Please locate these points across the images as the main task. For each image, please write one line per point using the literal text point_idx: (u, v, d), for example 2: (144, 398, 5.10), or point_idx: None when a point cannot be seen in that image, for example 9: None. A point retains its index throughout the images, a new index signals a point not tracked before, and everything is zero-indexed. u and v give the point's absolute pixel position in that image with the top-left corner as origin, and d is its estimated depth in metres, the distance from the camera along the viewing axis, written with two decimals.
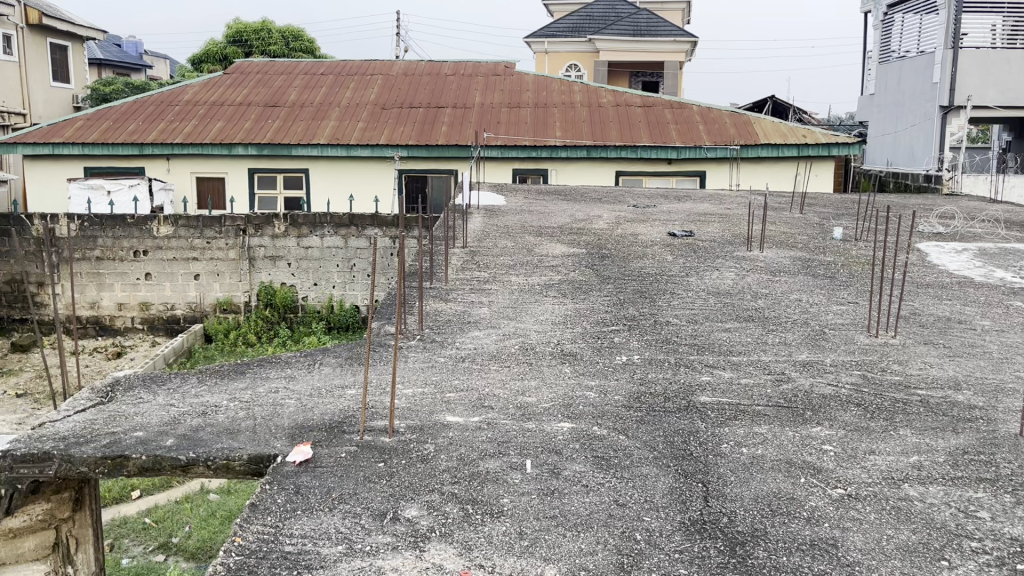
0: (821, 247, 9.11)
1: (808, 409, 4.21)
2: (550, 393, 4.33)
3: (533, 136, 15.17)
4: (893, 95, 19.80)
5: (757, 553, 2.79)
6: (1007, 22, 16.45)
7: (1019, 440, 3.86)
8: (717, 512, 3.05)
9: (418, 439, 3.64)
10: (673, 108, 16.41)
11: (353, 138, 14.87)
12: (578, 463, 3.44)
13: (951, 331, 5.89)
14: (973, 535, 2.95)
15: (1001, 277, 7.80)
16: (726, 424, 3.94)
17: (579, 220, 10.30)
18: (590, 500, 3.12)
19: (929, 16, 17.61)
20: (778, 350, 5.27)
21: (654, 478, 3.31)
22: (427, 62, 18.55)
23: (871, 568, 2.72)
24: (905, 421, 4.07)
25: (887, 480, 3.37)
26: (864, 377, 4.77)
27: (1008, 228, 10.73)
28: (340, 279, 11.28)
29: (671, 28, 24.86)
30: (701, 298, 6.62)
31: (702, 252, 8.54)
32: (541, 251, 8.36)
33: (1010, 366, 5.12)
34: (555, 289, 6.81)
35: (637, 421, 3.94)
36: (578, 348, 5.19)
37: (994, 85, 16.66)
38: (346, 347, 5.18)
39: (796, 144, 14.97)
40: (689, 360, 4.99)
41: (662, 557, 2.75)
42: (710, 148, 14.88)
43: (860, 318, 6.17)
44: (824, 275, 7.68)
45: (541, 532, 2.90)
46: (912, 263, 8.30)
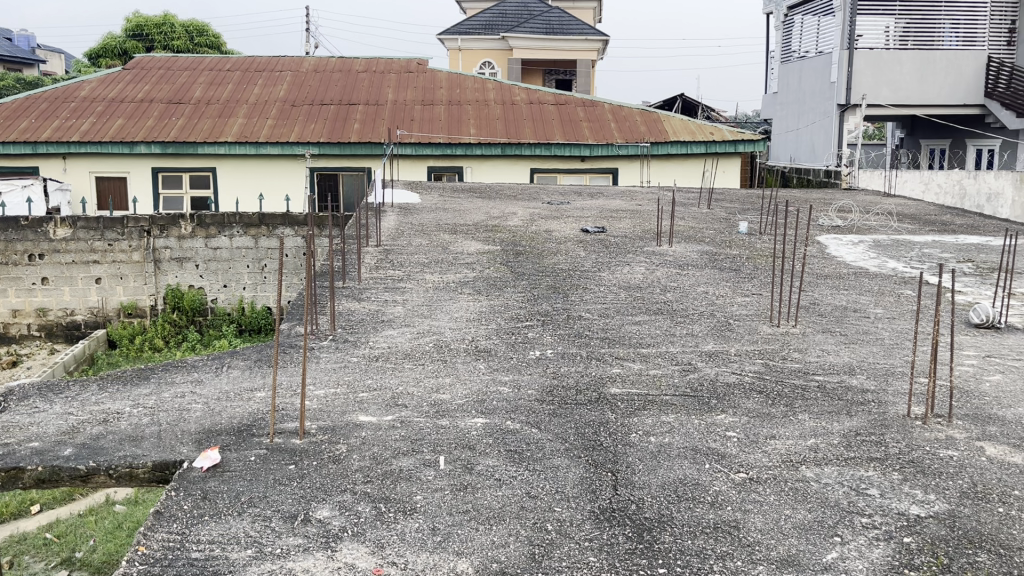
0: (726, 241, 9.40)
1: (714, 397, 4.37)
2: (464, 390, 4.36)
3: (448, 133, 15.17)
4: (794, 93, 20.55)
5: (663, 537, 2.88)
6: (899, 24, 17.35)
7: (907, 421, 4.07)
8: (626, 500, 3.14)
9: (330, 439, 3.62)
10: (585, 106, 16.64)
11: (263, 136, 14.56)
12: (492, 458, 3.48)
13: (847, 319, 6.18)
14: (863, 511, 3.12)
15: (894, 267, 8.21)
16: (635, 415, 4.05)
17: (494, 217, 10.34)
18: (503, 493, 3.17)
19: (827, 18, 18.35)
20: (685, 341, 5.43)
21: (565, 469, 3.38)
22: (337, 58, 18.32)
23: (769, 547, 2.85)
24: (804, 407, 4.26)
25: (785, 463, 3.53)
26: (766, 366, 4.96)
27: (900, 220, 11.30)
28: (251, 280, 11.06)
29: (582, 27, 25.18)
30: (613, 292, 6.75)
31: (614, 247, 8.71)
32: (455, 249, 8.36)
33: (900, 351, 5.40)
34: (470, 286, 6.83)
35: (551, 414, 4.01)
36: (492, 344, 5.23)
37: (887, 84, 17.53)
38: (254, 349, 5.09)
39: (704, 142, 15.40)
40: (599, 353, 5.10)
41: (572, 546, 2.81)
42: (621, 146, 15.17)
43: (763, 309, 6.41)
44: (730, 268, 7.94)
45: (454, 527, 2.93)
46: (812, 255, 8.66)
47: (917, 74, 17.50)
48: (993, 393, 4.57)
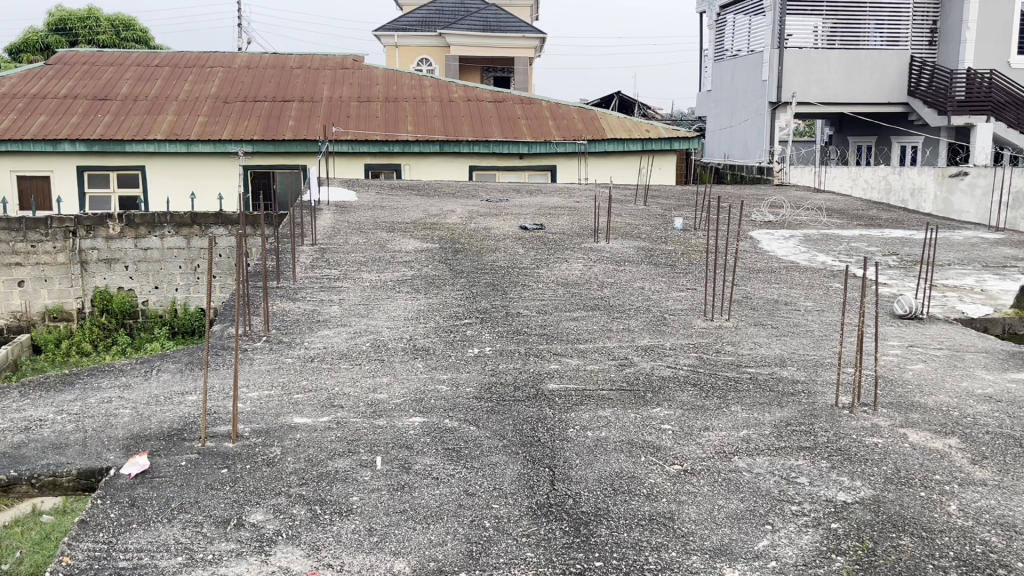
0: (663, 236, 9.53)
1: (649, 391, 4.43)
2: (401, 389, 4.33)
3: (385, 130, 15.07)
4: (727, 91, 20.94)
5: (599, 531, 2.91)
6: (827, 24, 17.89)
7: (835, 410, 4.20)
8: (563, 495, 3.17)
9: (263, 442, 3.56)
10: (523, 103, 16.68)
11: (194, 133, 14.23)
12: (429, 456, 3.47)
13: (778, 312, 6.33)
14: (793, 499, 3.21)
15: (824, 260, 8.44)
16: (573, 410, 4.08)
17: (432, 215, 10.30)
18: (440, 492, 3.16)
19: (757, 18, 18.79)
20: (622, 336, 5.50)
21: (503, 466, 3.39)
22: (271, 54, 18.01)
23: (703, 537, 2.91)
24: (737, 398, 4.35)
25: (719, 454, 3.60)
26: (700, 359, 5.06)
27: (829, 215, 11.64)
28: (183, 281, 10.80)
29: (518, 24, 25.24)
30: (551, 289, 6.79)
31: (552, 244, 8.75)
32: (393, 247, 8.30)
33: (829, 342, 5.56)
34: (409, 285, 6.79)
35: (488, 411, 4.02)
36: (430, 343, 5.21)
37: (816, 82, 18.00)
38: (184, 352, 4.98)
39: (640, 139, 15.59)
40: (538, 349, 5.12)
41: (510, 542, 2.82)
42: (559, 143, 15.26)
43: (697, 303, 6.52)
44: (665, 263, 8.06)
45: (391, 527, 2.91)
46: (746, 250, 8.84)
47: (844, 73, 17.99)
48: (915, 381, 4.76)
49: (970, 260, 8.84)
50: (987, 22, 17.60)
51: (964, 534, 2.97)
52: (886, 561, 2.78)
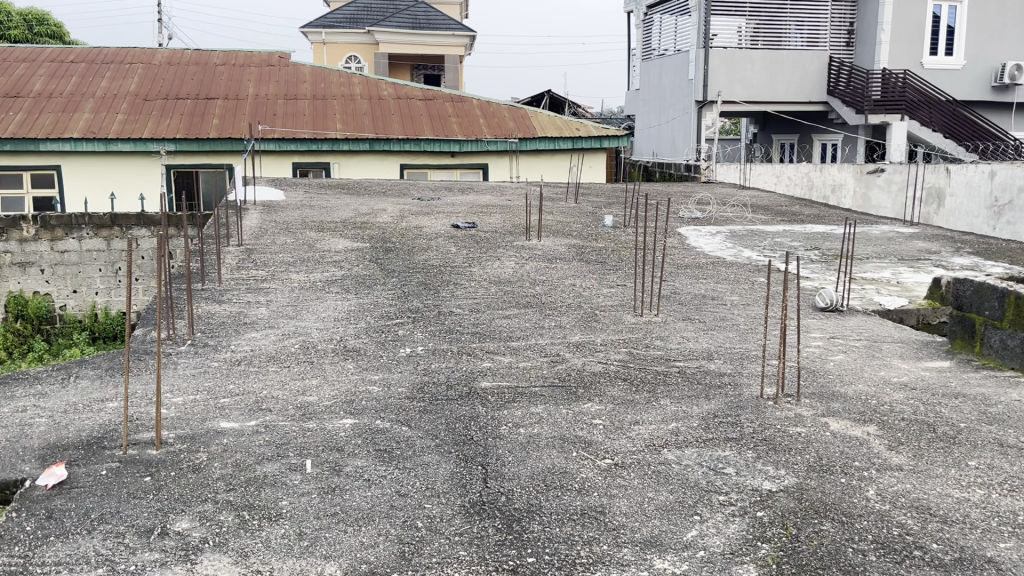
0: (593, 234, 9.62)
1: (580, 386, 4.48)
2: (332, 391, 4.28)
3: (313, 128, 14.87)
4: (655, 90, 21.27)
5: (532, 527, 2.93)
6: (750, 25, 18.32)
7: (761, 401, 4.31)
8: (496, 492, 3.18)
9: (189, 448, 3.48)
10: (454, 101, 16.63)
11: (113, 131, 13.79)
12: (360, 458, 3.43)
13: (706, 307, 6.46)
14: (721, 489, 3.28)
15: (749, 256, 8.65)
16: (505, 408, 4.09)
17: (362, 214, 10.20)
18: (372, 493, 3.13)
19: (683, 18, 19.14)
20: (553, 333, 5.53)
21: (435, 465, 3.38)
22: (194, 50, 17.57)
23: (633, 529, 2.95)
24: (666, 392, 4.43)
25: (648, 447, 3.66)
26: (631, 354, 5.13)
27: (754, 211, 11.93)
28: (104, 284, 10.45)
29: (448, 22, 25.18)
30: (483, 287, 6.80)
31: (484, 243, 8.75)
32: (322, 247, 8.19)
33: (754, 335, 5.69)
34: (338, 285, 6.71)
35: (421, 411, 3.99)
36: (361, 343, 5.16)
37: (740, 82, 18.42)
38: (104, 358, 4.82)
39: (570, 138, 15.73)
40: (470, 348, 5.12)
41: (442, 542, 2.82)
42: (490, 141, 15.28)
43: (627, 299, 6.61)
44: (596, 260, 8.14)
45: (322, 530, 2.88)
46: (674, 246, 8.99)
47: (766, 73, 18.44)
48: (836, 371, 4.92)
49: (887, 254, 9.17)
50: (901, 23, 18.28)
51: (882, 518, 3.08)
52: (809, 546, 2.87)
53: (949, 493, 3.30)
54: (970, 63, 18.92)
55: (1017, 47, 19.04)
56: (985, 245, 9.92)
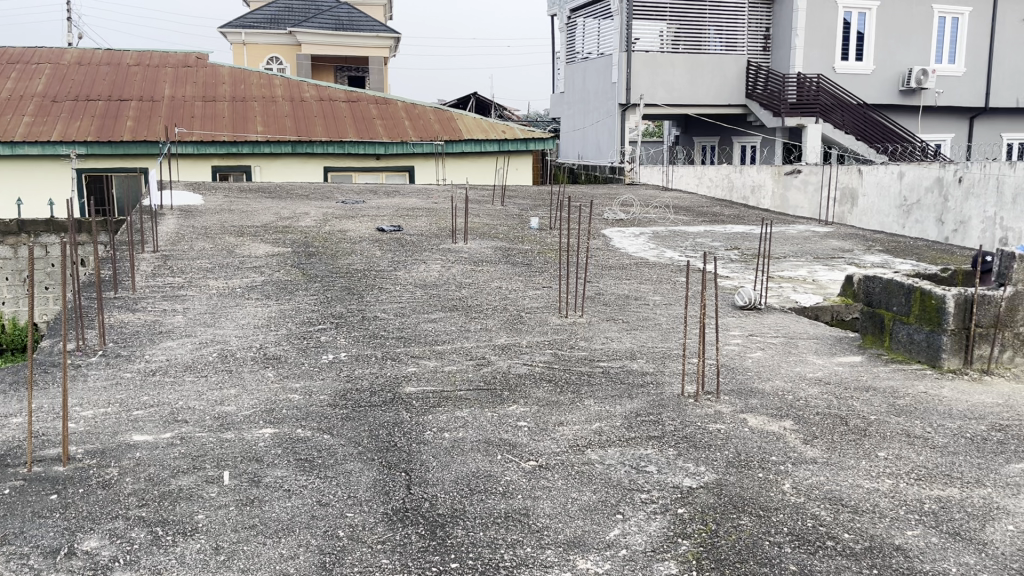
0: (519, 236, 9.66)
1: (506, 389, 4.48)
2: (251, 400, 4.18)
3: (233, 131, 14.54)
4: (579, 93, 21.48)
5: (455, 532, 2.92)
6: (670, 29, 18.71)
7: (682, 399, 4.39)
8: (420, 498, 3.15)
9: (99, 463, 3.35)
10: (378, 103, 16.47)
11: (19, 134, 13.24)
12: (280, 468, 3.37)
13: (629, 307, 6.55)
14: (642, 488, 3.32)
15: (671, 256, 8.80)
16: (430, 412, 4.06)
17: (284, 218, 10.02)
18: (291, 504, 3.07)
19: (606, 22, 19.40)
20: (479, 336, 5.52)
21: (358, 473, 3.34)
22: (105, 50, 16.97)
23: (556, 530, 2.97)
24: (590, 392, 4.47)
25: (572, 448, 3.69)
26: (555, 355, 5.16)
27: (676, 212, 12.16)
28: (11, 294, 10.01)
29: (372, 23, 24.95)
30: (408, 291, 6.75)
31: (409, 246, 8.69)
32: (242, 252, 8.02)
33: (675, 334, 5.80)
34: (258, 291, 6.57)
35: (343, 418, 3.94)
36: (282, 351, 5.06)
37: (662, 85, 18.74)
38: (8, 371, 4.61)
39: (496, 140, 15.75)
40: (395, 353, 5.07)
41: (365, 551, 2.78)
42: (415, 143, 15.17)
43: (553, 301, 6.65)
44: (521, 262, 8.18)
45: (239, 543, 2.81)
46: (599, 248, 9.10)
47: (687, 76, 18.80)
48: (754, 368, 5.04)
49: (803, 253, 9.45)
50: (814, 29, 18.89)
51: (797, 510, 3.17)
52: (728, 541, 2.93)
53: (860, 484, 3.42)
54: (879, 67, 19.68)
55: (922, 53, 19.88)
56: (895, 243, 10.32)
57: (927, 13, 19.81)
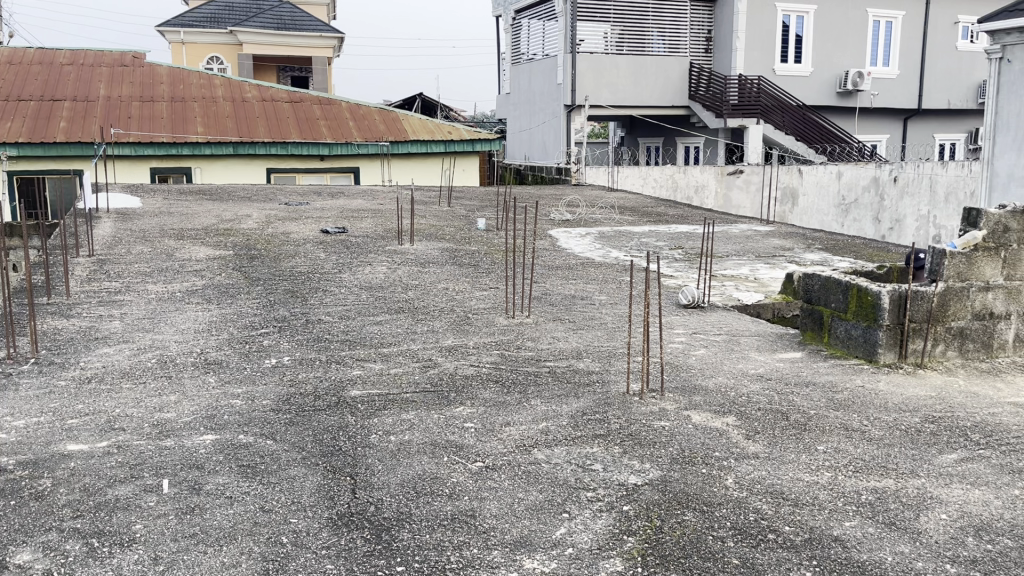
0: (466, 237, 9.65)
1: (453, 390, 4.47)
2: (192, 406, 4.09)
3: (172, 132, 14.25)
4: (525, 93, 21.53)
5: (401, 535, 2.90)
6: (614, 31, 18.86)
7: (627, 397, 4.43)
8: (365, 502, 3.12)
9: (31, 475, 3.25)
10: (322, 104, 16.29)
11: None
12: (222, 475, 3.30)
13: (575, 307, 6.59)
14: (588, 486, 3.34)
15: (617, 256, 8.88)
16: (375, 416, 4.03)
17: (226, 221, 9.85)
18: (233, 511, 3.02)
19: (551, 23, 19.49)
20: (425, 338, 5.50)
21: (301, 478, 3.29)
22: (37, 49, 16.47)
23: (502, 531, 2.97)
24: (536, 392, 4.49)
25: (519, 448, 3.70)
26: (502, 356, 5.17)
27: (621, 213, 12.28)
28: None
29: (315, 23, 24.68)
30: (354, 293, 6.69)
31: (354, 248, 8.62)
32: (181, 255, 7.85)
33: (621, 333, 5.86)
34: (199, 295, 6.45)
35: (287, 423, 3.88)
36: (223, 355, 4.97)
37: (607, 86, 18.87)
38: None
39: (442, 141, 15.71)
40: (339, 356, 5.02)
41: (309, 556, 2.75)
42: (360, 144, 15.06)
43: (500, 302, 6.66)
44: (469, 264, 8.17)
45: (179, 553, 2.75)
46: (545, 249, 9.14)
47: (631, 77, 18.97)
48: (697, 365, 5.12)
49: (745, 251, 9.62)
50: (753, 31, 19.25)
51: (739, 504, 3.23)
52: (672, 537, 2.97)
53: (800, 478, 3.49)
54: (817, 70, 20.14)
55: (858, 56, 20.40)
56: (833, 242, 10.58)
57: (862, 17, 20.34)
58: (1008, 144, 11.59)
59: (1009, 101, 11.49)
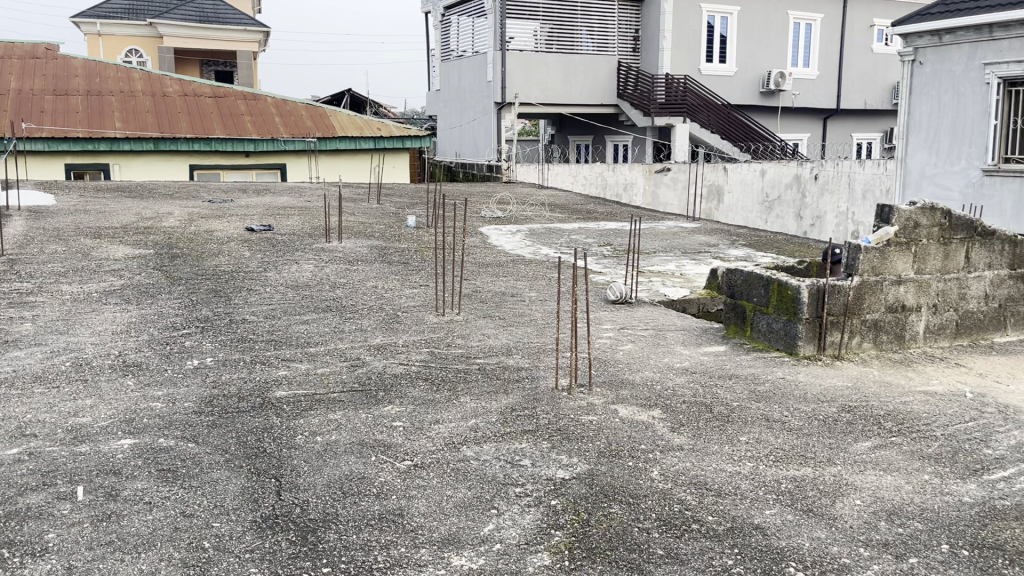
0: (395, 235, 9.58)
1: (381, 389, 4.43)
2: (109, 410, 3.96)
3: (88, 127, 13.75)
4: (455, 90, 21.46)
5: (327, 536, 2.87)
6: (543, 29, 18.95)
7: (556, 393, 4.47)
8: (290, 504, 3.07)
9: None
10: (246, 100, 15.94)
11: None
12: (140, 481, 3.21)
13: (505, 304, 6.61)
14: (517, 482, 3.36)
15: (546, 252, 8.94)
16: (301, 416, 3.97)
17: (145, 219, 9.55)
18: (152, 517, 2.93)
19: (480, 20, 19.47)
20: (353, 337, 5.44)
21: (224, 481, 3.23)
22: None
23: (430, 529, 2.96)
24: (466, 389, 4.49)
25: (448, 446, 3.69)
26: (431, 354, 5.15)
27: (551, 210, 12.35)
28: None
29: (240, 17, 24.16)
30: (280, 292, 6.57)
31: (280, 246, 8.46)
32: (98, 255, 7.58)
33: (550, 329, 5.90)
34: (117, 295, 6.24)
35: (209, 425, 3.79)
36: (143, 357, 4.82)
37: (537, 84, 18.94)
38: None
39: (371, 137, 15.54)
40: (265, 357, 4.92)
41: (232, 561, 2.70)
42: (286, 140, 14.79)
43: (429, 299, 6.63)
44: (398, 261, 8.11)
45: (95, 561, 2.66)
46: (475, 246, 9.14)
47: (561, 76, 19.10)
48: (625, 360, 5.19)
49: (672, 248, 9.79)
50: (679, 32, 19.58)
51: (664, 496, 3.29)
52: (599, 529, 3.00)
53: (723, 468, 3.58)
54: (741, 70, 20.61)
55: (780, 56, 20.96)
56: (756, 237, 10.85)
57: (783, 19, 20.90)
58: (919, 143, 12.07)
59: (920, 102, 11.95)
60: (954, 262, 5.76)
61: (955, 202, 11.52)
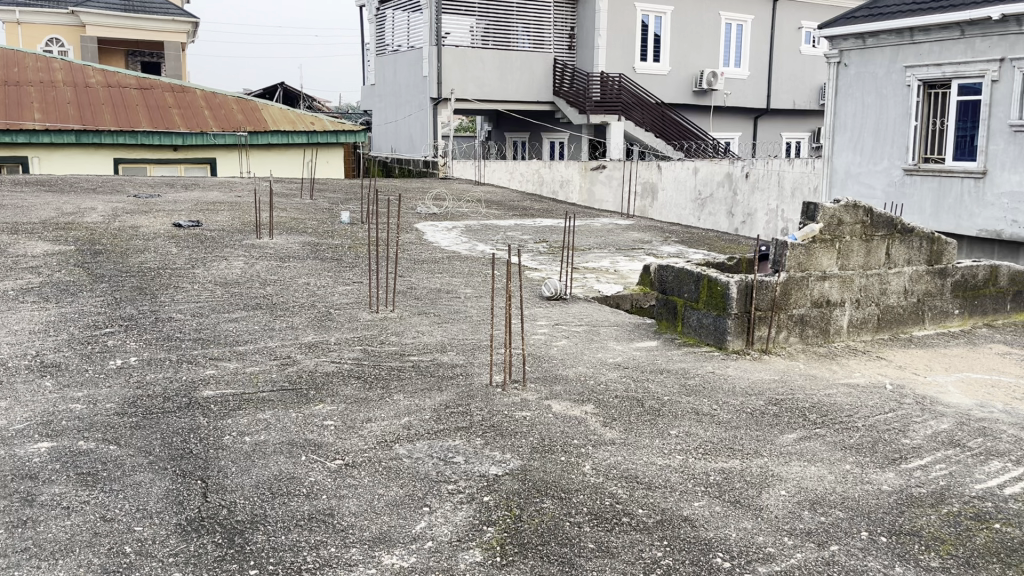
0: (329, 231, 9.45)
1: (312, 388, 4.37)
2: (25, 412, 3.82)
3: (5, 118, 13.19)
4: (390, 85, 21.27)
5: (255, 538, 2.81)
6: (479, 25, 18.96)
7: (489, 389, 4.47)
8: (217, 505, 3.01)
9: None
10: (173, 92, 15.53)
11: None
12: (58, 485, 3.10)
13: (439, 301, 6.58)
14: (449, 479, 3.35)
15: (482, 249, 8.94)
16: (229, 416, 3.88)
17: (66, 214, 9.21)
18: (71, 523, 2.84)
19: (416, 15, 19.35)
20: (284, 335, 5.34)
21: (148, 484, 3.14)
22: None
23: (360, 529, 2.93)
24: (399, 387, 4.45)
25: (380, 444, 3.66)
26: (365, 351, 5.10)
27: (486, 206, 12.35)
28: None
29: (168, 6, 23.50)
30: (208, 290, 6.41)
31: (208, 242, 8.26)
32: (15, 251, 7.30)
33: (484, 326, 5.90)
34: (35, 294, 6.01)
35: (132, 427, 3.68)
36: (61, 357, 4.66)
37: (473, 81, 18.91)
38: None
39: (304, 132, 15.32)
40: (191, 356, 4.80)
41: (154, 565, 2.63)
42: (216, 134, 14.47)
43: (362, 296, 6.57)
44: (330, 257, 8.01)
45: (9, 569, 2.56)
46: (409, 242, 9.08)
47: (497, 72, 19.10)
48: (559, 356, 5.22)
49: (606, 244, 9.90)
50: (614, 30, 19.79)
51: (596, 490, 3.32)
52: (530, 525, 3.01)
53: (653, 462, 3.63)
54: (674, 69, 20.93)
55: (712, 56, 21.34)
56: (688, 234, 11.05)
57: (715, 19, 21.29)
58: (845, 143, 12.44)
59: (846, 102, 12.32)
60: (876, 258, 5.95)
61: (878, 200, 11.93)
